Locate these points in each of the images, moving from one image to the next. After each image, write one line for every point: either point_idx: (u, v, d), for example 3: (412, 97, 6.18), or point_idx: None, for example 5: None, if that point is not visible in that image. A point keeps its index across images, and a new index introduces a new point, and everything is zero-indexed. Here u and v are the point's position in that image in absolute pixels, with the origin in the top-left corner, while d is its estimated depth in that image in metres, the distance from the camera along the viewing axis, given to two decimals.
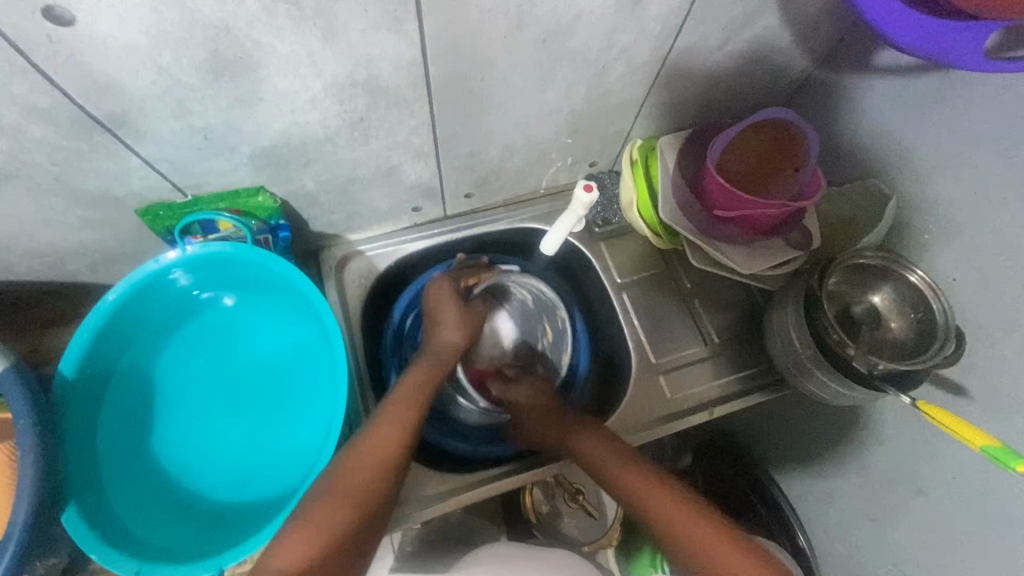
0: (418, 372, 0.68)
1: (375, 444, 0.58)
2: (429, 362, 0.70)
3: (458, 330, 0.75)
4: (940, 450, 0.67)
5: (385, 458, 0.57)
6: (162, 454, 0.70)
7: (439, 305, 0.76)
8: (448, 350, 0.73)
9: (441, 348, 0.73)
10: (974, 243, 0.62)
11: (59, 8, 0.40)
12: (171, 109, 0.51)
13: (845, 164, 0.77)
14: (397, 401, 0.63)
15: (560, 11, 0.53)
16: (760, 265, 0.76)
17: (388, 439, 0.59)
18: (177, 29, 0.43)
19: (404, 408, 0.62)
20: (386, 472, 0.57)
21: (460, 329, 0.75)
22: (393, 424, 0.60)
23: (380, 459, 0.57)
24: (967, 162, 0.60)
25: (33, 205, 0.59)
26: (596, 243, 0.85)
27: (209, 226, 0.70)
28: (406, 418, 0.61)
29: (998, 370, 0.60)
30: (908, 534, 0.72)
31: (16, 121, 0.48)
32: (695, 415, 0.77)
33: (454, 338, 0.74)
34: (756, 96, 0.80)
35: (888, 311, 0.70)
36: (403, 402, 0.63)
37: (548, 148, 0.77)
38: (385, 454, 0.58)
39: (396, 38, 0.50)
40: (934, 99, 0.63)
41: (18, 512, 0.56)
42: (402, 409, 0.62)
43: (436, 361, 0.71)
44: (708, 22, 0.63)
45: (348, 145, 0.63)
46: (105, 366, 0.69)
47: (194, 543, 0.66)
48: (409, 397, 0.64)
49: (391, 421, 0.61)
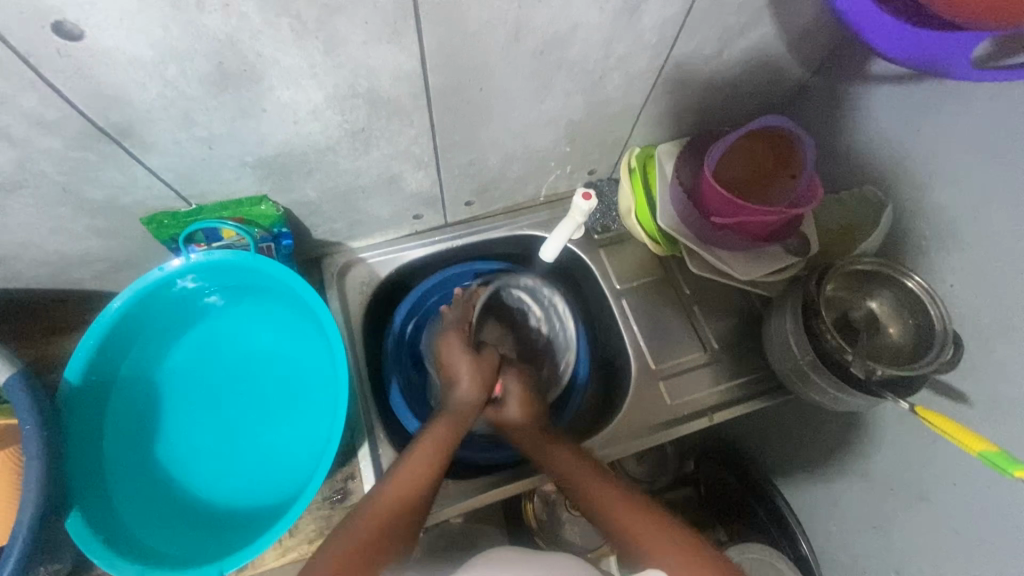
0: (447, 417, 0.68)
1: (401, 483, 0.59)
2: (449, 421, 0.67)
3: (478, 390, 0.70)
4: (941, 456, 0.67)
5: (411, 498, 0.59)
6: (166, 459, 0.71)
7: (455, 363, 0.72)
8: (467, 408, 0.69)
9: (460, 405, 0.69)
10: (970, 249, 0.62)
11: (68, 23, 0.41)
12: (176, 120, 0.52)
13: (842, 171, 0.78)
14: (424, 443, 0.64)
15: (557, 23, 0.55)
16: (758, 272, 0.77)
17: (414, 479, 0.60)
18: (183, 43, 0.45)
19: (430, 448, 0.63)
20: (412, 511, 0.58)
21: (481, 387, 0.71)
22: (419, 465, 0.61)
23: (405, 499, 0.58)
24: (962, 168, 0.61)
25: (40, 214, 0.60)
26: (595, 250, 0.86)
27: (213, 234, 0.71)
28: (432, 458, 0.62)
29: (997, 375, 0.60)
30: (910, 540, 0.72)
31: (25, 132, 0.49)
32: (695, 421, 0.77)
33: (474, 396, 0.70)
34: (753, 103, 0.80)
35: (885, 317, 0.70)
36: (430, 444, 0.64)
37: (548, 156, 0.78)
38: (411, 496, 0.59)
39: (395, 49, 0.51)
40: (929, 106, 0.63)
41: (22, 517, 0.56)
42: (429, 449, 0.63)
43: (457, 420, 0.68)
44: (704, 33, 0.64)
45: (349, 154, 0.64)
46: (109, 373, 0.69)
47: (196, 547, 0.67)
48: (438, 439, 0.65)
49: (417, 463, 0.62)
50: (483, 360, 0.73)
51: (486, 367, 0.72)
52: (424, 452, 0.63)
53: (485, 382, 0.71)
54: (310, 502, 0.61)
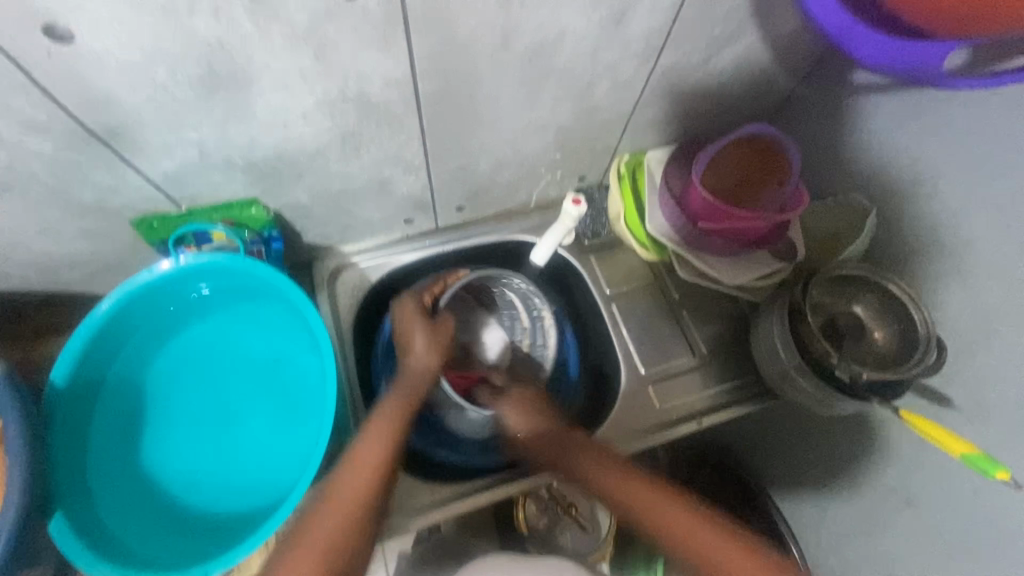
0: (396, 394, 0.66)
1: (358, 467, 0.58)
2: (403, 389, 0.67)
3: (433, 354, 0.70)
4: (927, 460, 0.67)
5: (370, 477, 0.58)
6: (150, 461, 0.70)
7: (410, 331, 0.71)
8: (420, 375, 0.69)
9: (413, 373, 0.69)
10: (952, 255, 0.63)
11: (59, 26, 0.41)
12: (166, 123, 0.53)
13: (828, 178, 0.79)
14: (377, 422, 0.62)
15: (545, 31, 0.55)
16: (745, 278, 0.78)
17: (369, 460, 0.59)
18: (174, 48, 0.45)
19: (384, 427, 0.62)
20: (375, 488, 0.58)
21: (438, 353, 0.70)
22: (374, 446, 0.60)
23: (365, 478, 0.58)
24: (943, 175, 0.62)
25: (29, 215, 0.60)
26: (586, 255, 0.86)
27: (203, 237, 0.70)
28: (386, 435, 0.61)
29: (980, 380, 0.61)
30: (898, 544, 0.72)
31: (14, 134, 0.49)
32: (683, 425, 0.78)
33: (427, 362, 0.69)
34: (740, 112, 0.82)
35: (870, 321, 0.71)
36: (384, 424, 0.62)
37: (537, 162, 0.79)
38: (371, 475, 0.58)
39: (385, 55, 0.52)
40: (910, 115, 0.64)
41: (4, 521, 0.56)
42: (382, 428, 0.62)
43: (410, 387, 0.67)
44: (691, 41, 0.65)
45: (340, 158, 0.65)
46: (95, 376, 0.69)
47: (179, 552, 0.66)
48: (391, 416, 0.63)
49: (371, 442, 0.60)
50: (439, 327, 0.72)
51: (445, 335, 0.72)
52: (376, 434, 0.61)
53: (441, 349, 0.71)
54: (296, 504, 0.61)
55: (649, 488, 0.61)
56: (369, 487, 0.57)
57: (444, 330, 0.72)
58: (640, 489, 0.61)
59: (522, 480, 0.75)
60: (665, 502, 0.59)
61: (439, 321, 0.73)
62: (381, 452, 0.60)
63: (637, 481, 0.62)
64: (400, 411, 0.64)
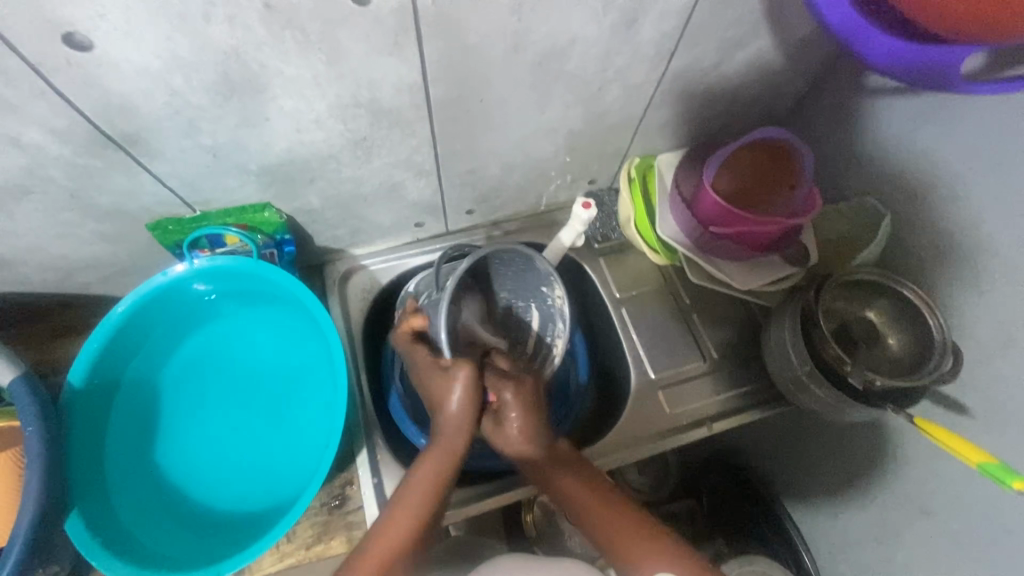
0: (432, 454, 0.62)
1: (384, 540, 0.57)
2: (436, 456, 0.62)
3: (467, 407, 0.62)
4: (942, 470, 0.66)
5: (403, 544, 0.57)
6: (165, 461, 0.71)
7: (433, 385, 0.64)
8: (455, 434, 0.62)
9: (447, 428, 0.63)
10: (969, 261, 0.62)
11: (79, 34, 0.42)
12: (182, 128, 0.54)
13: (842, 182, 0.78)
14: (413, 487, 0.60)
15: (556, 36, 0.55)
16: (756, 282, 0.77)
17: (402, 529, 0.58)
18: (190, 55, 0.46)
19: (419, 491, 0.60)
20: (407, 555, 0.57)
21: (470, 401, 0.62)
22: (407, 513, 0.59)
23: (396, 548, 0.57)
24: (959, 180, 0.61)
25: (48, 219, 0.61)
26: (595, 258, 0.86)
27: (216, 240, 0.72)
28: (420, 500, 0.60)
29: (997, 388, 0.60)
30: (913, 554, 0.71)
31: (35, 140, 0.50)
32: (694, 431, 0.77)
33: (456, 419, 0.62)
34: (752, 115, 0.81)
35: (884, 326, 0.70)
36: (419, 489, 0.60)
37: (547, 166, 0.79)
38: (403, 544, 0.57)
39: (397, 60, 0.52)
40: (927, 119, 0.64)
41: (22, 518, 0.57)
42: (416, 491, 0.60)
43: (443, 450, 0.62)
44: (702, 45, 0.64)
45: (352, 162, 0.65)
46: (112, 375, 0.70)
47: (192, 551, 0.67)
48: (427, 479, 0.61)
49: (406, 511, 0.59)
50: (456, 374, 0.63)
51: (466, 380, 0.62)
52: (407, 506, 0.59)
53: (467, 396, 0.62)
54: (307, 506, 0.61)
55: (627, 524, 0.59)
56: (400, 555, 0.57)
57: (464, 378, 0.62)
58: (622, 530, 0.59)
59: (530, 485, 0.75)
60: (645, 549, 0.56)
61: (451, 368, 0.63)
62: (415, 519, 0.59)
63: (621, 519, 0.59)
64: (437, 473, 0.61)
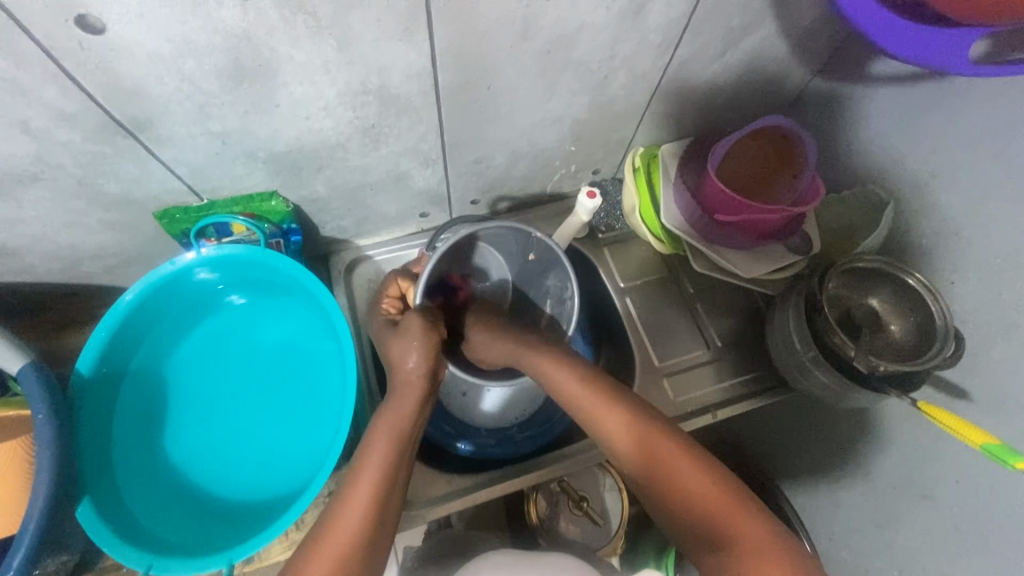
0: (385, 415, 0.58)
1: (360, 481, 0.53)
2: (399, 402, 0.59)
3: (423, 360, 0.61)
4: (944, 454, 0.67)
5: (379, 487, 0.52)
6: (172, 449, 0.71)
7: (388, 346, 0.64)
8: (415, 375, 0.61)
9: (403, 380, 0.61)
10: (974, 248, 0.62)
11: (91, 17, 0.42)
12: (192, 114, 0.54)
13: (843, 172, 0.79)
14: (370, 452, 0.55)
15: (564, 22, 0.56)
16: (761, 270, 0.77)
17: (367, 489, 0.52)
18: (202, 39, 0.46)
19: (384, 443, 0.55)
20: (381, 506, 0.52)
21: (426, 354, 0.62)
22: (366, 484, 0.52)
23: (364, 508, 0.51)
24: (961, 168, 0.62)
25: (55, 206, 0.61)
26: (600, 248, 0.87)
27: (224, 228, 0.72)
28: (385, 450, 0.55)
29: (998, 371, 0.61)
30: (911, 538, 0.72)
31: (45, 125, 0.50)
32: (699, 418, 0.78)
33: (412, 367, 0.61)
34: (755, 106, 0.82)
35: (885, 314, 0.71)
36: (377, 452, 0.55)
37: (552, 155, 0.79)
38: (369, 509, 0.51)
39: (408, 47, 0.52)
40: (930, 105, 0.64)
41: (33, 505, 0.57)
42: (380, 446, 0.55)
43: (405, 396, 0.60)
44: (707, 34, 0.64)
45: (359, 151, 0.65)
46: (120, 366, 0.70)
47: (201, 539, 0.67)
48: (390, 426, 0.57)
49: (366, 473, 0.53)
50: (409, 328, 0.63)
51: (420, 332, 0.62)
52: (378, 446, 0.55)
53: (422, 347, 0.62)
54: (316, 495, 0.61)
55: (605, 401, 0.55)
56: (368, 519, 0.50)
57: (417, 331, 0.62)
58: (609, 419, 0.54)
59: (525, 477, 0.75)
60: (629, 429, 0.53)
61: (404, 326, 0.63)
62: (377, 483, 0.52)
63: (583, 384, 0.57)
64: (396, 428, 0.57)
